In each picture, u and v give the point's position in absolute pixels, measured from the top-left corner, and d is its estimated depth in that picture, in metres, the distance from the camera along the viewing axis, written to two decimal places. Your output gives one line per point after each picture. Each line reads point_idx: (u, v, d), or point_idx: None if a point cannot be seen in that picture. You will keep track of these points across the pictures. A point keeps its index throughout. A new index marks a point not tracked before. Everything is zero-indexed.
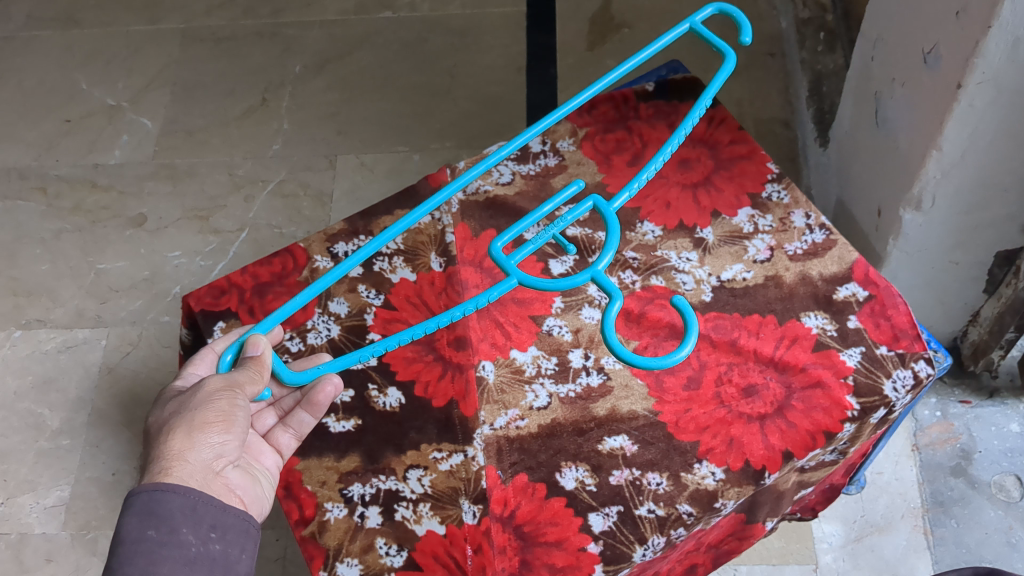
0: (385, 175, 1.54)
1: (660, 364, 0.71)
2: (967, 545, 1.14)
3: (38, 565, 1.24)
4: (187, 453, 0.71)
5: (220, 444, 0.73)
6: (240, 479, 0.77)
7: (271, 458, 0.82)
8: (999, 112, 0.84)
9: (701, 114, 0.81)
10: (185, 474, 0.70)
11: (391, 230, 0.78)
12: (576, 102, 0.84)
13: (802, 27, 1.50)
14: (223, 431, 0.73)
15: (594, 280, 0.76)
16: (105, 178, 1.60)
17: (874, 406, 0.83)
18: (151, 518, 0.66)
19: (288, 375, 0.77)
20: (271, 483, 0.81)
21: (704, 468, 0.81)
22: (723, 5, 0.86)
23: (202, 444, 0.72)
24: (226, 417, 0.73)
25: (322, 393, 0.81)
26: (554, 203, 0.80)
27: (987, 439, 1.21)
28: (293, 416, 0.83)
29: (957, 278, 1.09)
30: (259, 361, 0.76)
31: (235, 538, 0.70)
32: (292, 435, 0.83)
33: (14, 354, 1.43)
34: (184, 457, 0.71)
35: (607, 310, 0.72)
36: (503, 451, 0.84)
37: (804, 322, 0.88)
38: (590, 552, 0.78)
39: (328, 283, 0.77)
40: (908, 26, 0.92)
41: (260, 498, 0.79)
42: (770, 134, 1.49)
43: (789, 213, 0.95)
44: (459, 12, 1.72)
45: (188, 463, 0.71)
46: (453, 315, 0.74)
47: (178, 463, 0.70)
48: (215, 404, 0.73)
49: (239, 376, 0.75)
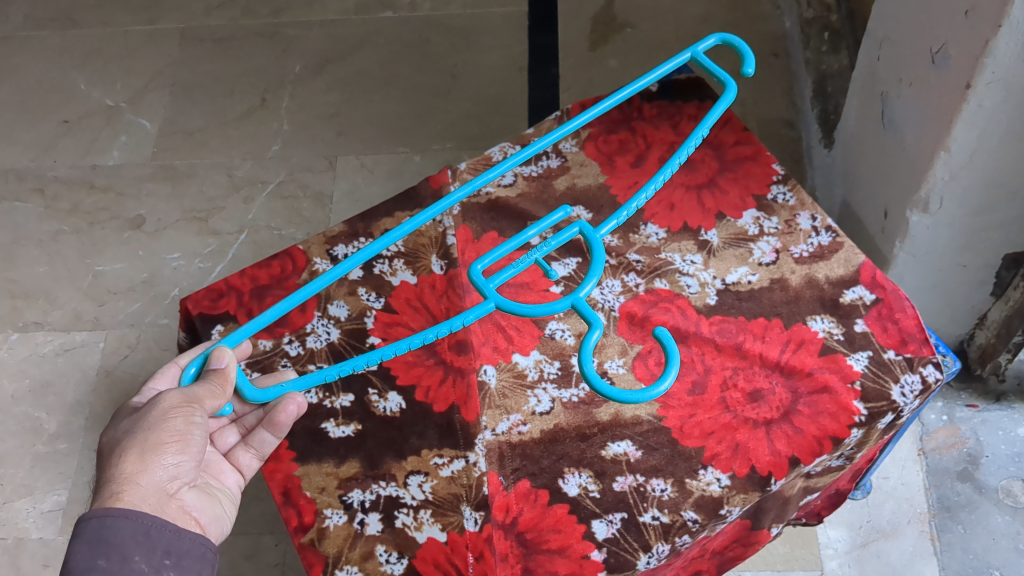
0: (385, 176, 1.53)
1: (637, 398, 0.70)
2: (974, 551, 1.13)
3: (35, 571, 1.23)
4: (140, 476, 0.71)
5: (175, 465, 0.73)
6: (195, 499, 0.77)
7: (232, 478, 0.83)
8: (1010, 113, 0.83)
9: (698, 143, 0.80)
10: (138, 498, 0.70)
11: (377, 245, 0.78)
12: (575, 125, 0.85)
13: (806, 27, 1.49)
14: (179, 452, 0.73)
15: (575, 308, 0.74)
16: (104, 179, 1.59)
17: (883, 411, 0.81)
18: (102, 546, 0.65)
19: (249, 391, 0.78)
20: (233, 502, 0.82)
21: (710, 473, 0.80)
22: (727, 36, 0.86)
23: (157, 466, 0.72)
24: (181, 437, 0.73)
25: (285, 413, 0.79)
26: (540, 228, 0.78)
27: (995, 444, 1.19)
28: (254, 436, 0.83)
29: (966, 280, 1.07)
30: (222, 374, 0.75)
31: (191, 563, 0.69)
32: (253, 455, 0.84)
33: (11, 356, 1.42)
34: (136, 481, 0.70)
35: (585, 340, 0.71)
36: (505, 457, 0.83)
37: (810, 326, 0.87)
38: (593, 560, 0.77)
39: (303, 297, 0.77)
40: (916, 25, 0.91)
41: (219, 517, 0.79)
42: (774, 135, 1.48)
43: (795, 215, 0.94)
44: (460, 12, 1.70)
45: (141, 487, 0.70)
46: (427, 336, 0.74)
47: (130, 487, 0.70)
48: (171, 423, 0.73)
49: (200, 390, 0.74)
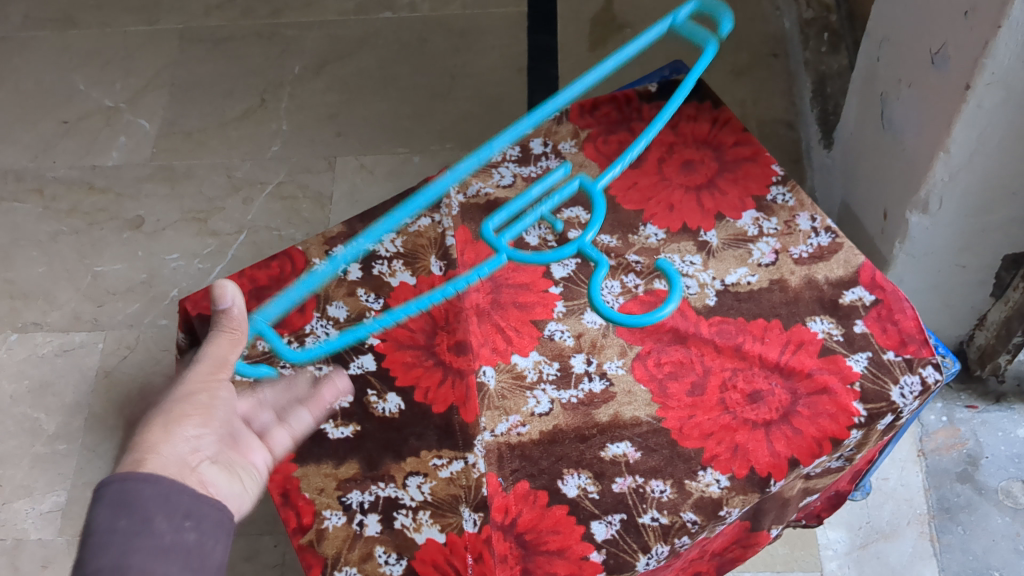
0: (385, 177, 1.53)
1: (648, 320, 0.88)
2: (974, 552, 1.13)
3: (34, 572, 1.23)
4: (162, 445, 0.63)
5: (197, 438, 0.66)
6: (222, 479, 0.68)
7: (261, 456, 0.75)
8: (1010, 114, 0.83)
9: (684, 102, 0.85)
10: (159, 465, 0.61)
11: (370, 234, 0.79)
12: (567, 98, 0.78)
13: (806, 27, 1.49)
14: (201, 424, 0.67)
15: (581, 248, 0.90)
16: (103, 180, 1.59)
17: (882, 412, 0.81)
18: (123, 507, 0.55)
19: (293, 356, 0.87)
20: (257, 483, 0.72)
21: (709, 475, 0.80)
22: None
23: (178, 437, 0.65)
24: (202, 407, 0.68)
25: (333, 388, 0.83)
26: (543, 186, 0.87)
27: (994, 444, 1.19)
28: (291, 414, 0.80)
29: (966, 281, 1.07)
30: (232, 317, 0.70)
31: (213, 530, 0.59)
32: (286, 435, 0.78)
33: (10, 357, 1.42)
34: (157, 450, 0.63)
35: (597, 277, 0.88)
36: (504, 458, 0.83)
37: (810, 326, 0.87)
38: (592, 561, 0.77)
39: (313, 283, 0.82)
40: (916, 24, 0.91)
41: (240, 497, 0.69)
42: (774, 136, 1.48)
43: (795, 215, 0.94)
44: (459, 12, 1.70)
45: (161, 456, 0.62)
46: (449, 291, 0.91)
47: (151, 455, 0.62)
48: (192, 394, 0.68)
49: (217, 349, 0.70)
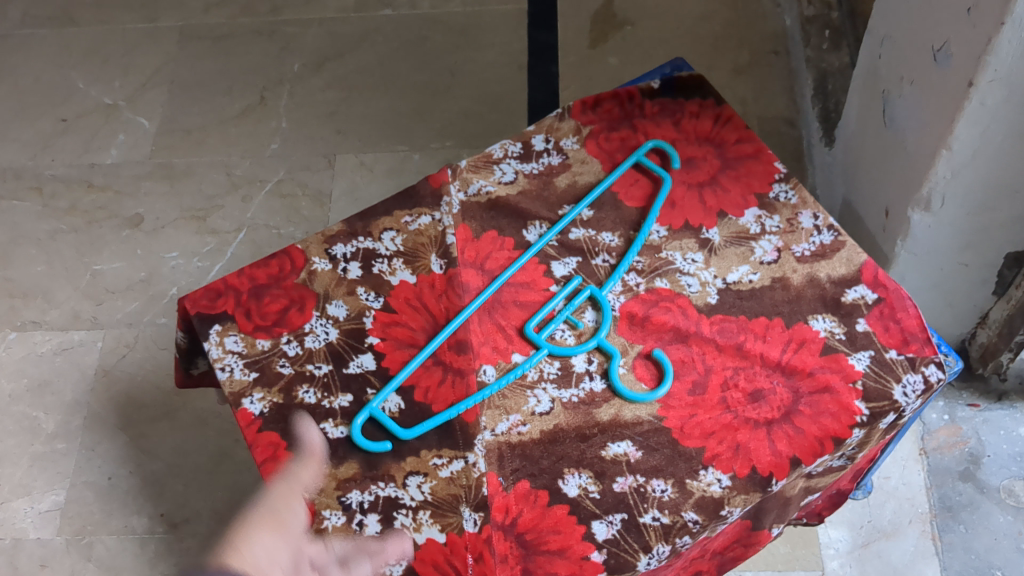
0: (385, 175, 1.52)
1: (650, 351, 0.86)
2: (975, 551, 1.12)
3: (33, 571, 1.23)
4: (244, 545, 0.69)
5: (275, 546, 0.72)
6: None
7: None
8: (1012, 111, 0.82)
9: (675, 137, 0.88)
10: (241, 559, 0.67)
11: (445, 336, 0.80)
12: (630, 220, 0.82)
13: (807, 25, 1.48)
14: (279, 535, 0.73)
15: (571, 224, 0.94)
16: (101, 178, 1.58)
17: (885, 411, 0.81)
18: None
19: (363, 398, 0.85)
20: None
21: (710, 474, 0.80)
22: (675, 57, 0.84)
23: (259, 542, 0.71)
24: (280, 521, 0.75)
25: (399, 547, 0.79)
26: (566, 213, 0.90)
27: (997, 443, 1.19)
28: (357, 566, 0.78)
29: (968, 279, 1.07)
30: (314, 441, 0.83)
31: None
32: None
33: (9, 356, 1.41)
34: (240, 548, 0.69)
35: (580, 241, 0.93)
36: (504, 458, 0.82)
37: (812, 324, 0.86)
38: (593, 561, 0.77)
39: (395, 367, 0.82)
40: (918, 21, 0.90)
41: None
42: (775, 133, 1.48)
43: (797, 214, 0.93)
44: (459, 9, 1.70)
45: (243, 552, 0.68)
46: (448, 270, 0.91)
47: (235, 553, 0.68)
48: (275, 504, 0.76)
49: (303, 471, 0.81)
